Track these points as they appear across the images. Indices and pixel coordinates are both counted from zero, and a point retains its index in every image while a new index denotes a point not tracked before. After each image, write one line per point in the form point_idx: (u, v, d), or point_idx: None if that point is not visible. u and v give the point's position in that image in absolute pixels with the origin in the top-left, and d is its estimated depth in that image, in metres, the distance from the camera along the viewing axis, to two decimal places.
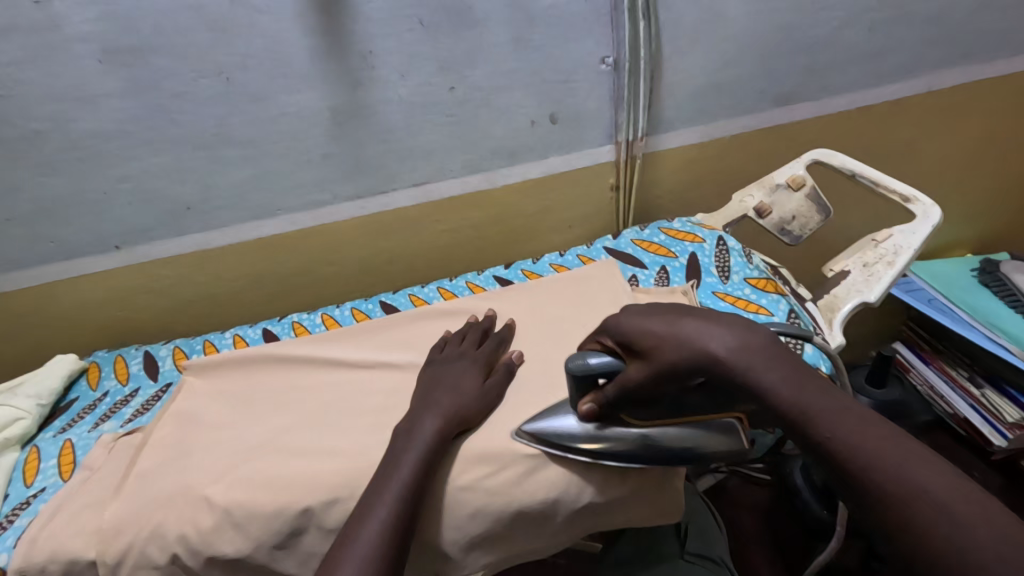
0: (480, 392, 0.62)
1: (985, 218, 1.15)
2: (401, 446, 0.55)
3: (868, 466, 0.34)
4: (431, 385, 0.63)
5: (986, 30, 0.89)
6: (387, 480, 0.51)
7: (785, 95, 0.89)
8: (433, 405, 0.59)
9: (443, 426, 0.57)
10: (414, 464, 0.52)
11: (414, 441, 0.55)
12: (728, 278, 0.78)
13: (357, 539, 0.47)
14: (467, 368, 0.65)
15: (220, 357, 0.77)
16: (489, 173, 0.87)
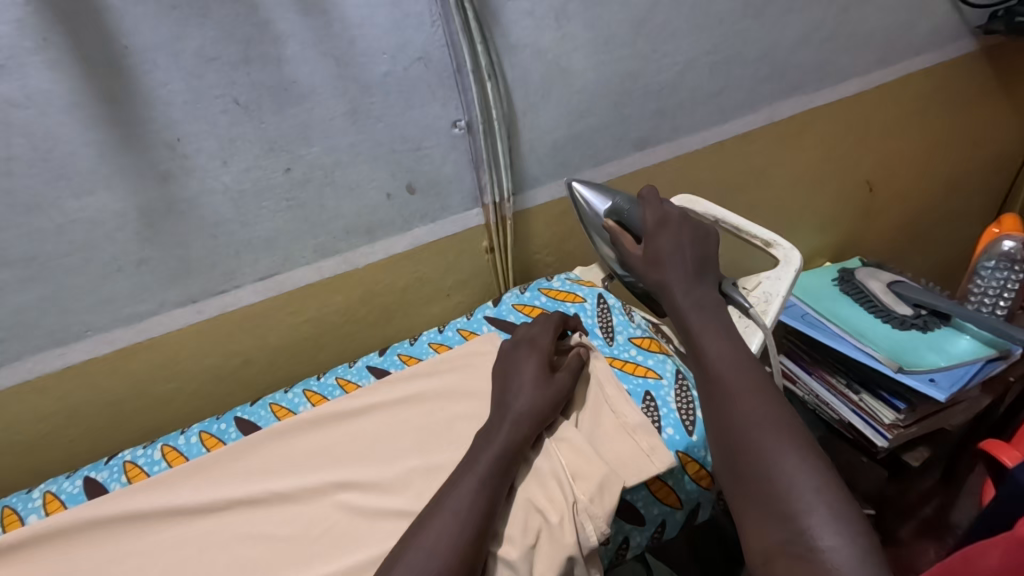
0: (557, 392, 0.63)
1: (839, 227, 1.22)
2: (453, 482, 0.54)
3: (741, 401, 0.48)
4: (506, 386, 0.64)
5: (808, 63, 0.96)
6: (434, 518, 0.50)
7: (643, 139, 0.89)
8: (509, 422, 0.59)
9: (516, 444, 0.57)
10: (474, 492, 0.52)
11: (479, 465, 0.55)
12: (612, 339, 0.73)
13: None
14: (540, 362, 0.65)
15: (17, 536, 0.61)
16: (346, 254, 0.78)
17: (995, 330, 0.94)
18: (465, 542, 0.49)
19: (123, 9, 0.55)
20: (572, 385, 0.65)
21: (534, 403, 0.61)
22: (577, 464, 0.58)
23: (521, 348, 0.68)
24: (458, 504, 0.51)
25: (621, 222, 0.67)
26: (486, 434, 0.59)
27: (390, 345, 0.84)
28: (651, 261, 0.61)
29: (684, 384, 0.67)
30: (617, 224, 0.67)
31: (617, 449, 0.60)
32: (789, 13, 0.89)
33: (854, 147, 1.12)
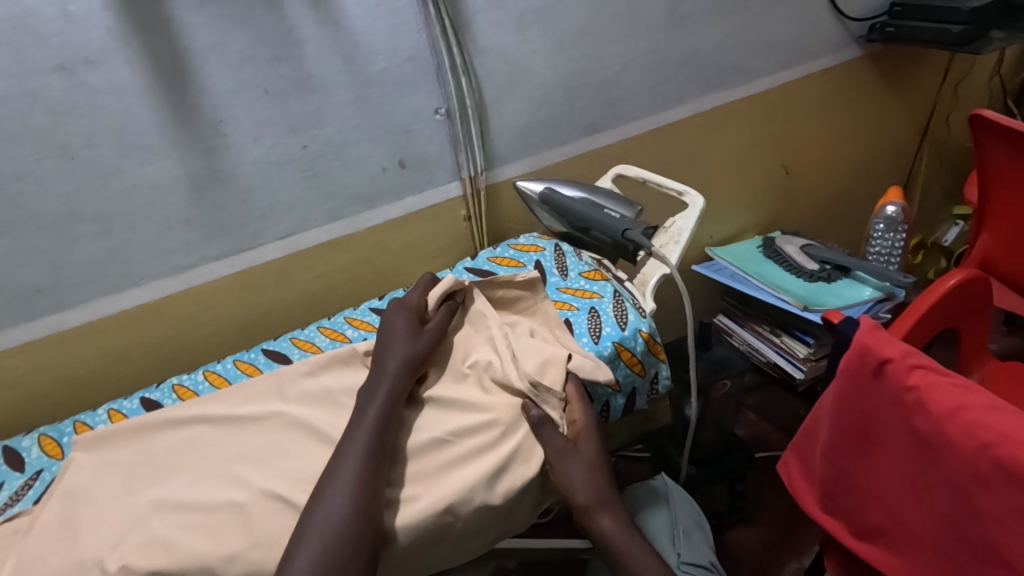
0: (415, 341, 0.72)
1: (765, 205, 1.44)
2: (349, 435, 0.62)
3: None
4: (385, 344, 0.72)
5: (723, 66, 1.18)
6: (343, 457, 0.60)
7: (591, 126, 1.09)
8: (384, 381, 0.68)
9: (399, 392, 0.67)
10: (368, 434, 0.61)
11: (369, 413, 0.64)
12: (566, 275, 0.92)
13: (306, 541, 0.55)
14: (401, 319, 0.74)
15: (112, 428, 0.70)
16: (351, 219, 0.95)
17: (883, 276, 1.17)
18: (368, 467, 0.59)
19: (186, 20, 0.73)
20: (438, 335, 0.74)
21: (409, 353, 0.71)
22: (529, 361, 0.72)
23: (390, 313, 0.76)
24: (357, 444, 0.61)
25: (549, 199, 0.88)
26: (375, 382, 0.68)
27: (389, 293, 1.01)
28: (575, 456, 0.67)
29: (620, 298, 0.86)
30: (550, 201, 0.88)
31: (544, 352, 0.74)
32: (704, 24, 1.11)
33: (769, 137, 1.34)
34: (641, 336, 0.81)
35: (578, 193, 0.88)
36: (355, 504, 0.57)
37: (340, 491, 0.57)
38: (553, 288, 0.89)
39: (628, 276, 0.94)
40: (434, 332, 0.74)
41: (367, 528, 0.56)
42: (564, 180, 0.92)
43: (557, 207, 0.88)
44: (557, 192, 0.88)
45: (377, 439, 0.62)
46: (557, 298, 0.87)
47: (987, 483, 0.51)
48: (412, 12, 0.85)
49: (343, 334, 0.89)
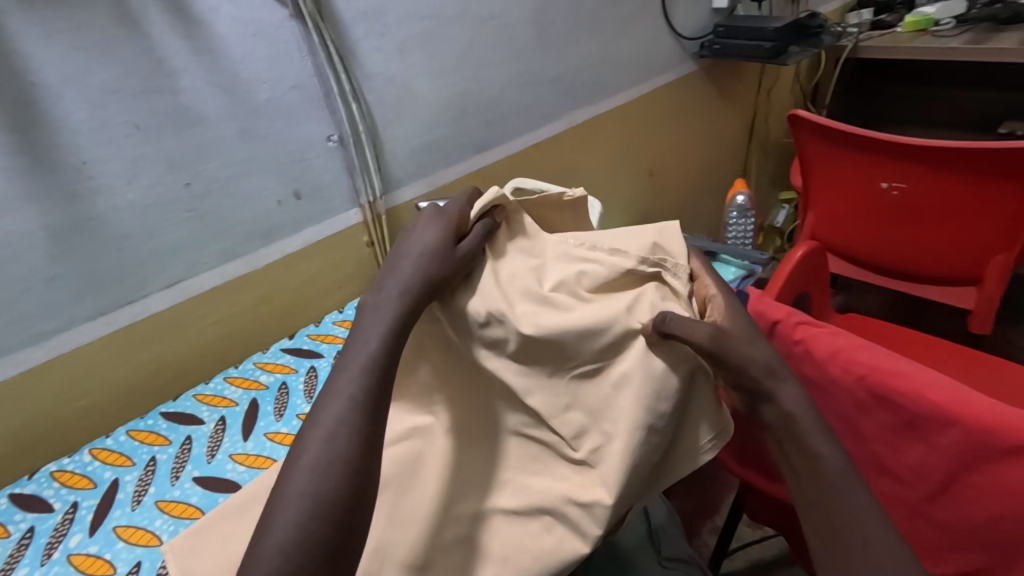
0: (446, 257, 0.55)
1: (637, 204, 1.58)
2: (331, 384, 0.48)
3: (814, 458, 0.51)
4: (396, 261, 0.56)
5: (588, 83, 1.29)
6: (323, 412, 0.46)
7: (480, 143, 1.13)
8: (388, 312, 0.52)
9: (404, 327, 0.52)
10: (354, 386, 0.47)
11: (355, 359, 0.49)
12: None
13: (275, 521, 0.41)
14: (430, 231, 0.57)
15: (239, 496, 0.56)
16: (245, 257, 0.88)
17: (745, 256, 1.34)
18: (354, 432, 0.45)
19: (32, 53, 0.64)
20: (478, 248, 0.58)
21: (429, 271, 0.54)
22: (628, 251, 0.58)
23: (413, 227, 0.59)
24: (340, 394, 0.47)
25: None
26: (373, 311, 0.53)
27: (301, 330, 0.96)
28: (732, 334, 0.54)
29: None
30: None
31: (636, 240, 0.60)
32: (568, 45, 1.21)
33: (634, 143, 1.48)
34: None
35: None
36: (327, 480, 0.42)
37: (310, 467, 0.43)
38: None
39: None
40: (471, 246, 0.58)
41: (351, 508, 0.42)
42: None
43: None
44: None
45: (368, 390, 0.47)
46: None
47: (866, 408, 0.62)
48: (294, 39, 0.83)
49: (256, 381, 0.82)
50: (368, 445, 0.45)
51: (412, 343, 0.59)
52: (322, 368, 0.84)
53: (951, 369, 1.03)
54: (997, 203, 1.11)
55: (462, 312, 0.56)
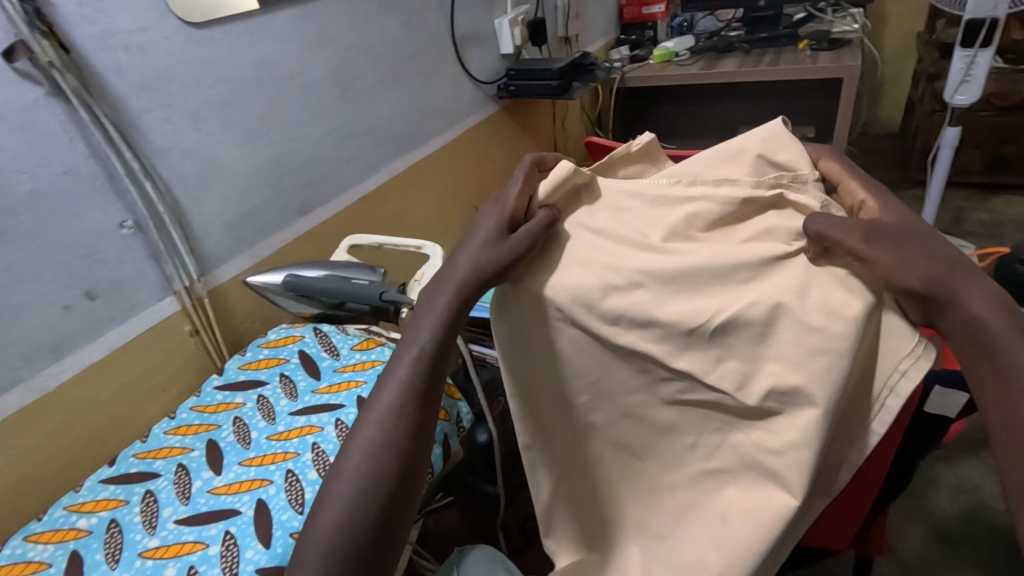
0: (505, 246, 0.67)
1: None
2: (386, 375, 0.63)
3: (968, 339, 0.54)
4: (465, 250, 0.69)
5: (403, 132, 1.30)
6: (377, 398, 0.62)
7: (303, 205, 1.07)
8: (453, 288, 0.66)
9: (459, 309, 0.66)
10: (404, 375, 0.62)
11: (409, 353, 0.64)
12: (337, 354, 0.86)
13: (340, 479, 0.57)
14: (494, 218, 0.69)
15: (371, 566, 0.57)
16: (30, 382, 0.72)
17: None
18: (403, 414, 0.61)
19: None
20: (536, 236, 0.68)
21: (485, 258, 0.67)
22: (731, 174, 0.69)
23: (485, 210, 0.72)
24: (396, 381, 0.62)
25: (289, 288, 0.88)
26: (433, 295, 0.68)
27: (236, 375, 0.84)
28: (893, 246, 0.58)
29: None
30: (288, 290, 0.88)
31: (745, 160, 0.70)
32: (376, 98, 1.21)
33: (457, 183, 1.52)
34: None
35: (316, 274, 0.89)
36: (379, 452, 0.58)
37: (366, 442, 0.59)
38: (327, 372, 0.82)
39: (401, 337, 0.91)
40: (527, 233, 0.67)
41: (398, 472, 0.58)
42: (301, 262, 0.92)
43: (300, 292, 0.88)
44: (300, 276, 0.89)
45: (415, 381, 0.62)
46: (339, 379, 0.81)
47: None
48: (55, 120, 0.72)
49: (72, 529, 0.66)
50: (414, 426, 0.61)
51: (496, 305, 0.72)
52: (161, 489, 0.70)
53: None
54: None
55: (532, 289, 0.69)
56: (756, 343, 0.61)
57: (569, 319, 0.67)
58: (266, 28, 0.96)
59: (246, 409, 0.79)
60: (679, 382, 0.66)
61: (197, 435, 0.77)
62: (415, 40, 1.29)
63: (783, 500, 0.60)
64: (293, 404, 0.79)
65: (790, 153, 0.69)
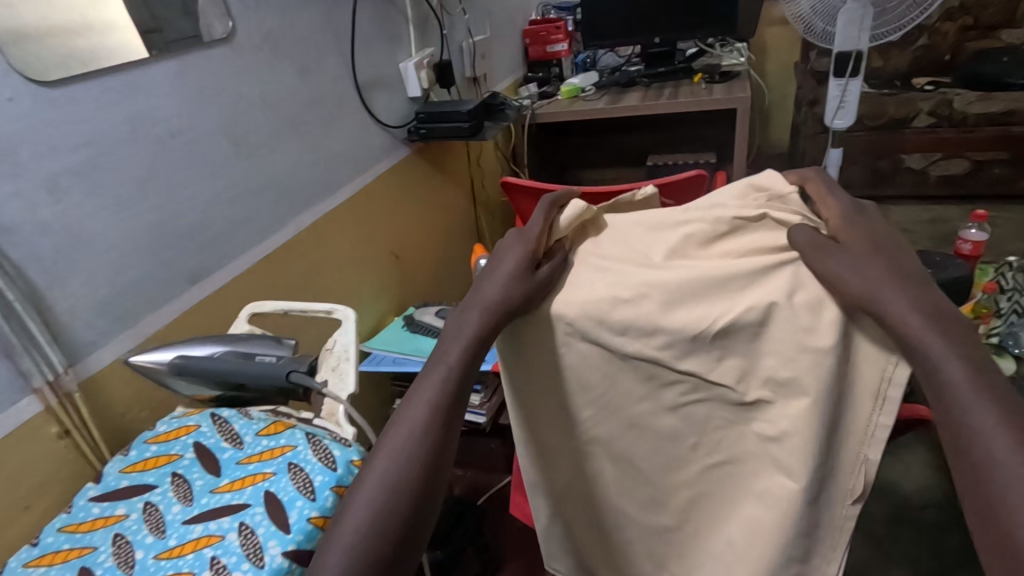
0: (527, 280, 0.69)
1: (389, 290, 1.54)
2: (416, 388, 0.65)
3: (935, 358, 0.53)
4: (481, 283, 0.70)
5: (307, 182, 1.22)
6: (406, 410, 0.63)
7: (195, 273, 0.97)
8: (477, 310, 0.68)
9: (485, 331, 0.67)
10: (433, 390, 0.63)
11: (440, 367, 0.65)
12: (241, 443, 0.75)
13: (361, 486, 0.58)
14: (519, 249, 0.71)
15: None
16: None
17: None
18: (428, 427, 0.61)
19: None
20: (554, 274, 0.71)
21: (510, 289, 0.68)
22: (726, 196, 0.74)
23: (504, 244, 0.73)
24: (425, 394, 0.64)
25: (181, 369, 0.79)
26: (464, 310, 0.69)
27: (181, 442, 0.76)
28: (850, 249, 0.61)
29: (316, 438, 0.74)
30: (178, 372, 0.78)
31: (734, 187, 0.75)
32: (274, 150, 1.13)
33: (372, 230, 1.44)
34: (356, 465, 0.71)
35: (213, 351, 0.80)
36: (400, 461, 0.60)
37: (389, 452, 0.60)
38: (228, 466, 0.72)
39: (313, 415, 0.81)
40: (549, 271, 0.70)
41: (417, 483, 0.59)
42: (193, 339, 0.82)
43: (193, 373, 0.78)
44: (190, 356, 0.79)
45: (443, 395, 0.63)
46: (243, 474, 0.71)
47: None
48: None
49: None
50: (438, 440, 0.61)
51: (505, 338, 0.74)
52: None
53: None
54: None
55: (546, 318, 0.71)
56: (751, 343, 0.64)
57: (580, 335, 0.70)
58: (137, 82, 0.86)
59: (128, 523, 0.67)
60: (683, 385, 0.68)
61: (66, 564, 0.64)
62: (314, 86, 1.23)
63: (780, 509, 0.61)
64: (187, 510, 0.68)
65: (773, 173, 0.74)
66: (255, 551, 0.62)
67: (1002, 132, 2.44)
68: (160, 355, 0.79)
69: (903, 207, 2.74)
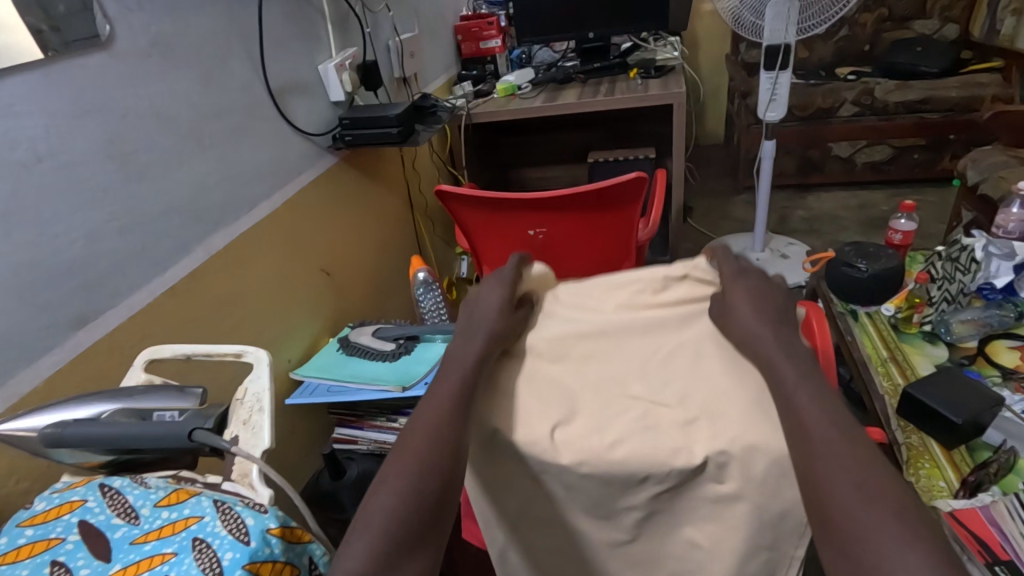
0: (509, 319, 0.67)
1: (322, 311, 1.43)
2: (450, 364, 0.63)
3: None
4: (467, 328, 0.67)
5: (217, 202, 1.11)
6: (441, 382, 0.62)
7: (81, 316, 0.85)
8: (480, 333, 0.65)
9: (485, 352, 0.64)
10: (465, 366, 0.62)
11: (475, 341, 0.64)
12: (136, 519, 0.65)
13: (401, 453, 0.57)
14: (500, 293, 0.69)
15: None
16: None
17: (442, 330, 1.31)
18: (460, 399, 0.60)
19: None
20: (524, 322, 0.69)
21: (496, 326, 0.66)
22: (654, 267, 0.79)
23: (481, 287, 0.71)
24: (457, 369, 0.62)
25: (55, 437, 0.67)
26: (484, 298, 0.69)
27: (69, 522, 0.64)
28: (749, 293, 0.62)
29: (226, 506, 0.65)
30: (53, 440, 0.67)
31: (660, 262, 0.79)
32: (173, 169, 1.01)
33: (298, 248, 1.34)
34: (273, 534, 0.63)
35: (98, 411, 0.70)
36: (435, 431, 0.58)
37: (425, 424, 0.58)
38: (120, 549, 0.62)
39: (223, 477, 0.72)
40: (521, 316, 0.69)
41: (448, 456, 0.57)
42: (74, 399, 0.72)
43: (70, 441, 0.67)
44: (69, 421, 0.68)
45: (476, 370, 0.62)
46: (138, 557, 0.61)
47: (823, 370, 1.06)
48: None
49: None
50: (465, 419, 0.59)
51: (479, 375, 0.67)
52: None
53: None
54: (615, 222, 1.40)
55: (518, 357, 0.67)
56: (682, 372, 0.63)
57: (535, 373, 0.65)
58: None
59: None
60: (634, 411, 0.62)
61: None
62: (219, 95, 1.11)
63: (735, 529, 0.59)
64: None
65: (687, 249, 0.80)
66: None
67: (919, 119, 2.55)
68: (32, 422, 0.68)
69: (832, 194, 2.84)
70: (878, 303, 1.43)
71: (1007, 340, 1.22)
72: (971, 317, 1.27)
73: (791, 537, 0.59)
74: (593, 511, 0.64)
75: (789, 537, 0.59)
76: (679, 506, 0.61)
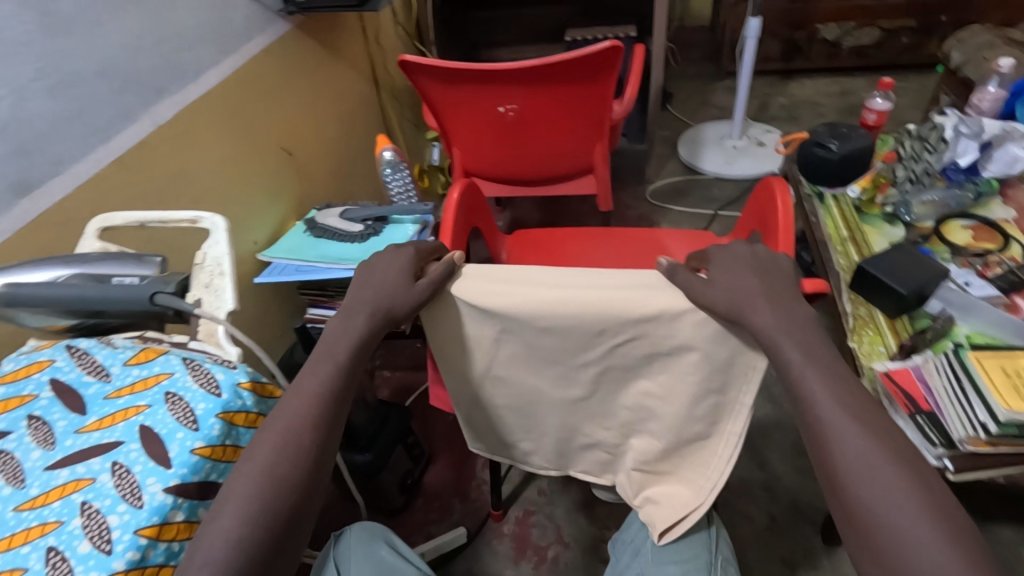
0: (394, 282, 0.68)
1: (284, 192, 1.38)
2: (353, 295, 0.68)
3: None
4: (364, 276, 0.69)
5: (157, 65, 1.02)
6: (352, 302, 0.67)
7: (19, 184, 0.81)
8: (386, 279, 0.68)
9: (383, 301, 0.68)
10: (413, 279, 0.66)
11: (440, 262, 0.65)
12: (108, 376, 0.66)
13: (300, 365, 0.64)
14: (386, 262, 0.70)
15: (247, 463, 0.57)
16: None
17: (411, 211, 1.30)
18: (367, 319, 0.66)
19: None
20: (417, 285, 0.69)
21: None
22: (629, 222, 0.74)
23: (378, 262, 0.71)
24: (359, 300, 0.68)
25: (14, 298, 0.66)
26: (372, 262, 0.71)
27: (39, 379, 0.66)
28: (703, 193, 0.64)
29: (194, 362, 0.66)
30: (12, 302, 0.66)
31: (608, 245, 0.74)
32: (101, 24, 0.91)
33: (252, 124, 1.26)
34: (245, 388, 0.65)
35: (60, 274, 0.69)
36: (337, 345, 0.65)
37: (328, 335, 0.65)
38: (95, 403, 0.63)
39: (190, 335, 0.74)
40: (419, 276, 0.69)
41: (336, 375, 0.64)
42: (31, 261, 0.70)
43: (33, 303, 0.67)
44: (23, 283, 0.67)
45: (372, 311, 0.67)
46: (113, 410, 0.62)
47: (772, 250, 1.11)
48: None
49: None
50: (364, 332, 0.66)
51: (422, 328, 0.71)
52: None
53: (618, 247, 1.31)
54: (588, 99, 1.35)
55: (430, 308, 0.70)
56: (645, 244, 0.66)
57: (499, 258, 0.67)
58: None
59: None
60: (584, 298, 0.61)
61: None
62: None
63: (685, 370, 0.63)
64: (49, 455, 0.60)
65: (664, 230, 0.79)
66: (132, 491, 0.56)
67: None
68: None
69: (815, 80, 2.76)
70: (845, 184, 1.43)
71: (962, 219, 1.27)
72: (933, 198, 1.31)
73: (737, 381, 0.64)
74: (555, 362, 0.68)
75: (736, 380, 0.64)
76: (634, 358, 0.65)
